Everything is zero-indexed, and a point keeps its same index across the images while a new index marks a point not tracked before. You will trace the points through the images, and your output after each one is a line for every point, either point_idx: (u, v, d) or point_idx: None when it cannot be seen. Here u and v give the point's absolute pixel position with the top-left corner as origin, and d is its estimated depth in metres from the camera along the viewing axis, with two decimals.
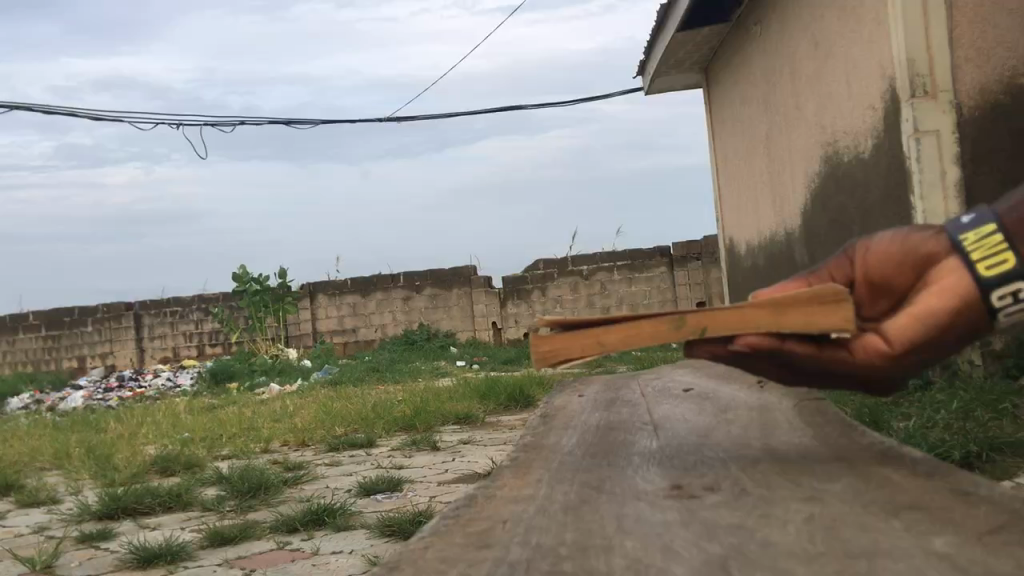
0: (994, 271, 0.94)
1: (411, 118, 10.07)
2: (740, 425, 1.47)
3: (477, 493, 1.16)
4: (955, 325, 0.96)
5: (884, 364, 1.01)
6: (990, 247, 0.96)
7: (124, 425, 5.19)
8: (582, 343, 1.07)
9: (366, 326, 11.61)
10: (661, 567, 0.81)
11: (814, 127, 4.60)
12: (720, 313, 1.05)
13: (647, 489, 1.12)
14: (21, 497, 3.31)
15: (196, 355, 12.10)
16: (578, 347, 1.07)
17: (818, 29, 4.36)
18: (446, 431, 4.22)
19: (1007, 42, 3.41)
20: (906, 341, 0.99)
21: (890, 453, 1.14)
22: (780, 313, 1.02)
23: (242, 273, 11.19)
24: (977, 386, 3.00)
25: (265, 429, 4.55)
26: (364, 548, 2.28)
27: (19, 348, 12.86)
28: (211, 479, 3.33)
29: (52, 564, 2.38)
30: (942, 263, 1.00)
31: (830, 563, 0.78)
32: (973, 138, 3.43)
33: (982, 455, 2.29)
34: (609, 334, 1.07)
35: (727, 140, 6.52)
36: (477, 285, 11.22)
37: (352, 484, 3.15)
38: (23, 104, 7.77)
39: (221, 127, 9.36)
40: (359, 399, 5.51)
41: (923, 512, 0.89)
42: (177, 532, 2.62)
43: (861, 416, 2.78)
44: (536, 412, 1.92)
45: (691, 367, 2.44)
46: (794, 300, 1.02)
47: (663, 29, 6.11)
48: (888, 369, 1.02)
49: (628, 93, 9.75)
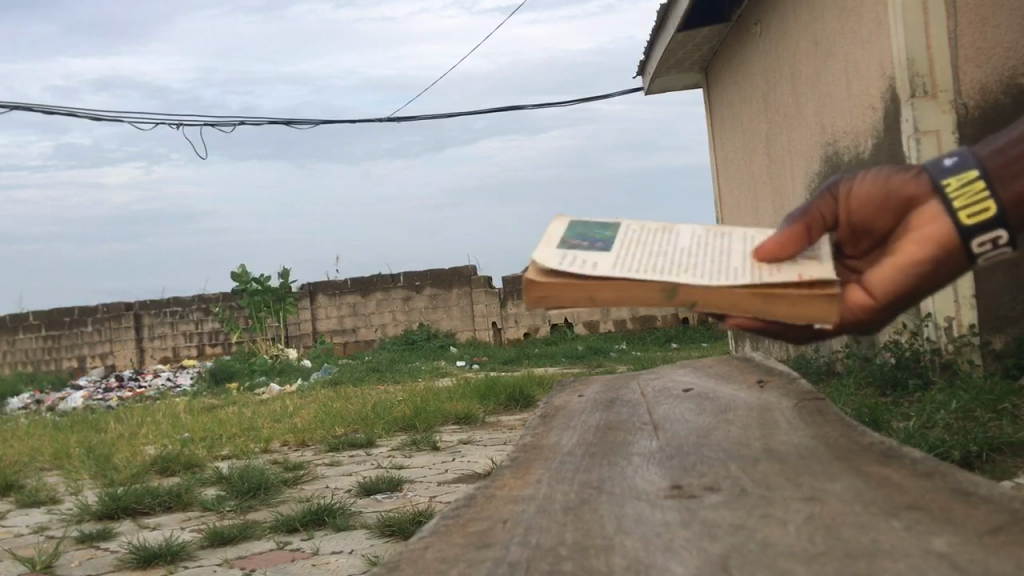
0: (975, 219, 1.05)
1: (411, 119, 10.04)
2: (740, 426, 1.47)
3: (477, 493, 1.16)
4: (935, 272, 1.08)
5: (872, 313, 1.11)
6: (973, 196, 1.06)
7: (125, 425, 5.19)
8: (576, 294, 1.07)
9: (366, 326, 11.62)
10: (662, 567, 0.80)
11: (814, 126, 4.61)
12: (712, 290, 1.06)
13: (647, 489, 1.11)
14: (21, 497, 3.31)
15: (196, 355, 12.10)
16: (571, 296, 1.07)
17: (818, 29, 4.36)
18: (446, 431, 4.23)
19: (1006, 42, 3.41)
20: (888, 289, 1.10)
21: (889, 453, 1.14)
22: (770, 300, 1.06)
23: (242, 272, 11.22)
24: (977, 386, 3.00)
25: (266, 429, 4.55)
26: (364, 548, 2.28)
27: (19, 348, 12.87)
28: (212, 479, 3.33)
29: (52, 564, 2.38)
30: (924, 212, 1.09)
31: (830, 562, 0.78)
32: (974, 138, 3.43)
33: (981, 455, 2.31)
34: (603, 292, 1.06)
35: (727, 140, 6.51)
36: (477, 284, 11.24)
37: (352, 484, 3.15)
38: (22, 104, 7.77)
39: (221, 128, 9.35)
40: (359, 399, 5.51)
41: (922, 513, 0.89)
42: (177, 532, 2.63)
43: (861, 415, 2.78)
44: (536, 412, 1.92)
45: (691, 367, 2.44)
46: (783, 294, 1.05)
47: (662, 30, 6.10)
48: (875, 318, 1.12)
49: (627, 93, 9.72)
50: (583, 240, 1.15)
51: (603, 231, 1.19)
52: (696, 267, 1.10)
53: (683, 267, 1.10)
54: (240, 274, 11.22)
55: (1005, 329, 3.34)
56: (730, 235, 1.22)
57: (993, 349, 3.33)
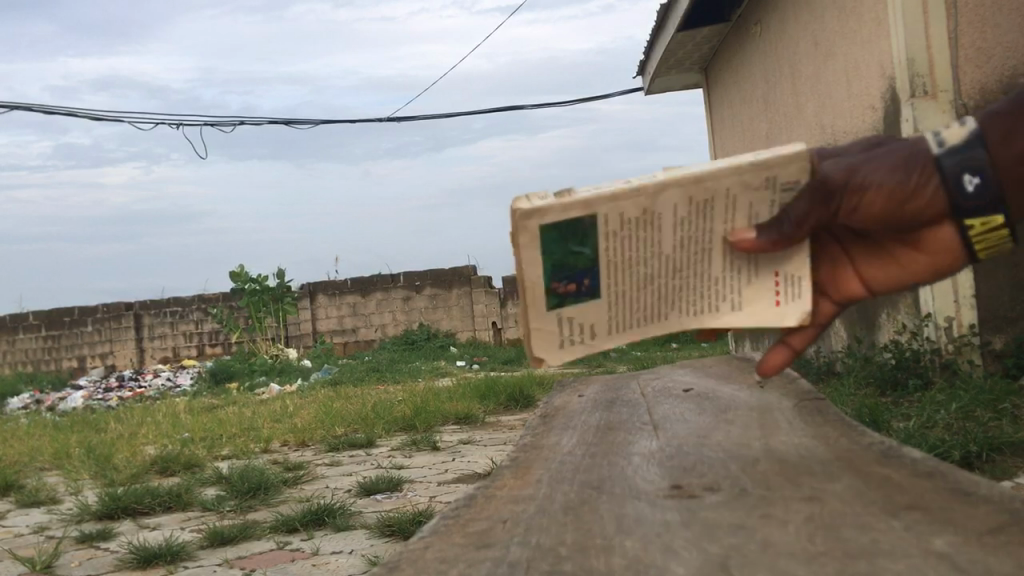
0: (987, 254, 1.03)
1: (411, 118, 10.03)
2: (739, 425, 1.47)
3: (477, 493, 1.16)
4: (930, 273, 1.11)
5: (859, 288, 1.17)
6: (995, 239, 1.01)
7: (125, 425, 5.19)
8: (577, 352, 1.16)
9: (366, 326, 11.61)
10: (661, 567, 0.80)
11: (814, 126, 4.61)
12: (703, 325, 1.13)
13: (647, 489, 1.11)
14: (21, 497, 3.31)
15: (196, 355, 12.11)
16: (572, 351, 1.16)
17: (818, 29, 4.37)
18: (446, 431, 4.23)
19: (1007, 42, 3.39)
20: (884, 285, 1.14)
21: (889, 452, 1.14)
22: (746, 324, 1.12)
23: (242, 273, 11.21)
24: (977, 386, 3.00)
25: (266, 429, 4.55)
26: (364, 547, 2.28)
27: (19, 348, 12.87)
28: (212, 479, 3.33)
29: (52, 564, 2.38)
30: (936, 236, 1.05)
31: (830, 562, 0.78)
32: None
33: (981, 455, 2.31)
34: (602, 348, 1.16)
35: (727, 140, 6.51)
36: (477, 284, 11.24)
37: (352, 484, 3.16)
38: (22, 104, 7.77)
39: (222, 127, 9.35)
40: (359, 399, 5.51)
41: (922, 512, 0.89)
42: (176, 532, 2.63)
43: (861, 415, 2.78)
44: (536, 412, 1.92)
45: (691, 367, 2.44)
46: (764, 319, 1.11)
47: (662, 30, 6.10)
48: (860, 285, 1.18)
49: (627, 93, 9.71)
50: (567, 280, 1.10)
51: (581, 247, 1.08)
52: (685, 293, 1.13)
53: (672, 297, 1.13)
54: (238, 273, 11.21)
55: (1004, 329, 3.36)
56: (714, 189, 1.07)
57: (993, 349, 3.35)
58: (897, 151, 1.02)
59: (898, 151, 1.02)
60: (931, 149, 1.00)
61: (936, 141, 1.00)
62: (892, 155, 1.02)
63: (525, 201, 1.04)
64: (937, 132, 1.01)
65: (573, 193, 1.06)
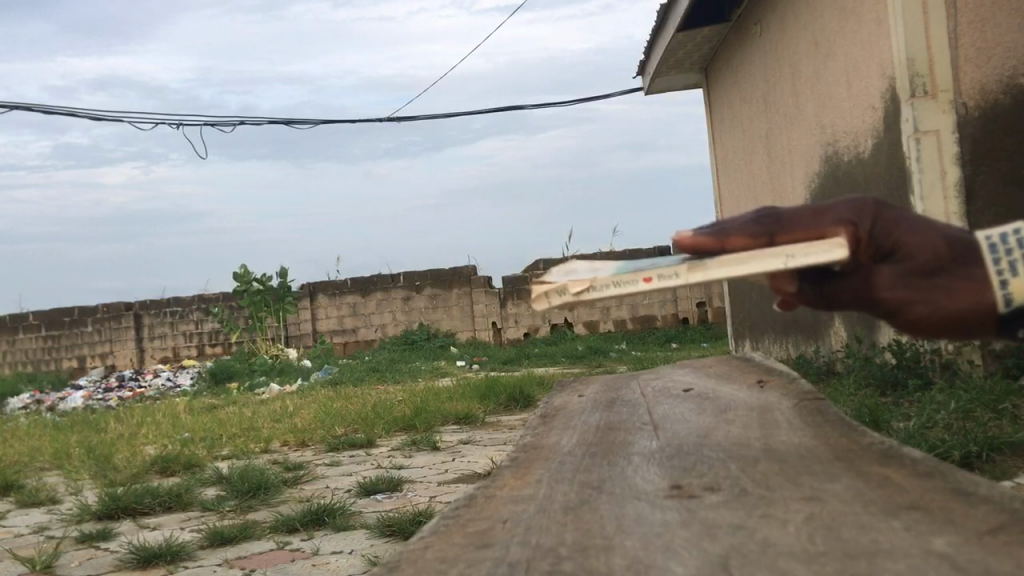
0: None
1: (410, 119, 10.06)
2: (739, 426, 1.47)
3: (477, 493, 1.16)
4: None
5: None
6: None
7: (125, 425, 5.19)
8: None
9: (366, 326, 11.60)
10: (662, 567, 0.80)
11: (813, 126, 4.62)
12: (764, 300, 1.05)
13: (648, 488, 1.11)
14: (21, 497, 3.31)
15: (196, 355, 12.11)
16: None
17: (818, 29, 4.36)
18: (446, 432, 4.23)
19: (1007, 42, 3.40)
20: None
21: (889, 452, 1.14)
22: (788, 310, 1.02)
23: (242, 273, 11.18)
24: (977, 387, 2.99)
25: (266, 429, 4.55)
26: (364, 548, 2.28)
27: (19, 348, 12.85)
28: (212, 479, 3.32)
29: (52, 564, 2.38)
30: None
31: (830, 562, 0.78)
32: (974, 139, 3.42)
33: (981, 455, 2.30)
34: None
35: (727, 141, 6.52)
36: (477, 284, 11.25)
37: (352, 484, 3.16)
38: (23, 105, 7.81)
39: (222, 127, 9.35)
40: (359, 399, 5.51)
41: (922, 512, 0.89)
42: (176, 532, 2.63)
43: (861, 415, 2.77)
44: (536, 412, 1.92)
45: (691, 367, 2.44)
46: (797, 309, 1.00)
47: (662, 29, 6.07)
48: None
49: (627, 93, 9.68)
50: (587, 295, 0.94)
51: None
52: None
53: None
54: (240, 273, 11.18)
55: None
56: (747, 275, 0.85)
57: (994, 349, 3.28)
58: (959, 291, 0.83)
59: (961, 292, 0.83)
60: (996, 305, 0.82)
61: (1003, 297, 0.82)
62: (953, 297, 0.83)
63: (546, 305, 0.85)
64: (1005, 282, 0.82)
65: (594, 293, 0.84)
